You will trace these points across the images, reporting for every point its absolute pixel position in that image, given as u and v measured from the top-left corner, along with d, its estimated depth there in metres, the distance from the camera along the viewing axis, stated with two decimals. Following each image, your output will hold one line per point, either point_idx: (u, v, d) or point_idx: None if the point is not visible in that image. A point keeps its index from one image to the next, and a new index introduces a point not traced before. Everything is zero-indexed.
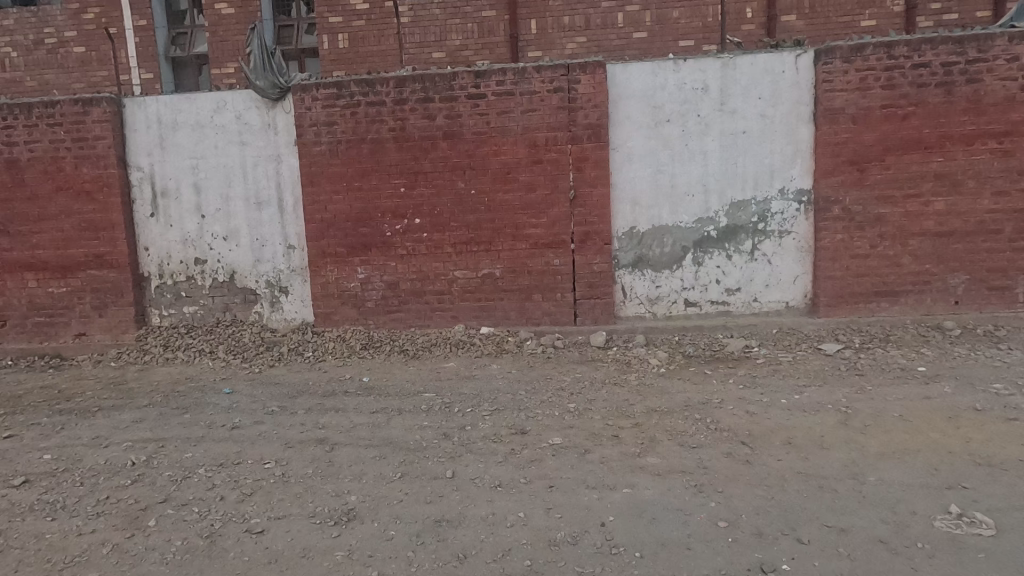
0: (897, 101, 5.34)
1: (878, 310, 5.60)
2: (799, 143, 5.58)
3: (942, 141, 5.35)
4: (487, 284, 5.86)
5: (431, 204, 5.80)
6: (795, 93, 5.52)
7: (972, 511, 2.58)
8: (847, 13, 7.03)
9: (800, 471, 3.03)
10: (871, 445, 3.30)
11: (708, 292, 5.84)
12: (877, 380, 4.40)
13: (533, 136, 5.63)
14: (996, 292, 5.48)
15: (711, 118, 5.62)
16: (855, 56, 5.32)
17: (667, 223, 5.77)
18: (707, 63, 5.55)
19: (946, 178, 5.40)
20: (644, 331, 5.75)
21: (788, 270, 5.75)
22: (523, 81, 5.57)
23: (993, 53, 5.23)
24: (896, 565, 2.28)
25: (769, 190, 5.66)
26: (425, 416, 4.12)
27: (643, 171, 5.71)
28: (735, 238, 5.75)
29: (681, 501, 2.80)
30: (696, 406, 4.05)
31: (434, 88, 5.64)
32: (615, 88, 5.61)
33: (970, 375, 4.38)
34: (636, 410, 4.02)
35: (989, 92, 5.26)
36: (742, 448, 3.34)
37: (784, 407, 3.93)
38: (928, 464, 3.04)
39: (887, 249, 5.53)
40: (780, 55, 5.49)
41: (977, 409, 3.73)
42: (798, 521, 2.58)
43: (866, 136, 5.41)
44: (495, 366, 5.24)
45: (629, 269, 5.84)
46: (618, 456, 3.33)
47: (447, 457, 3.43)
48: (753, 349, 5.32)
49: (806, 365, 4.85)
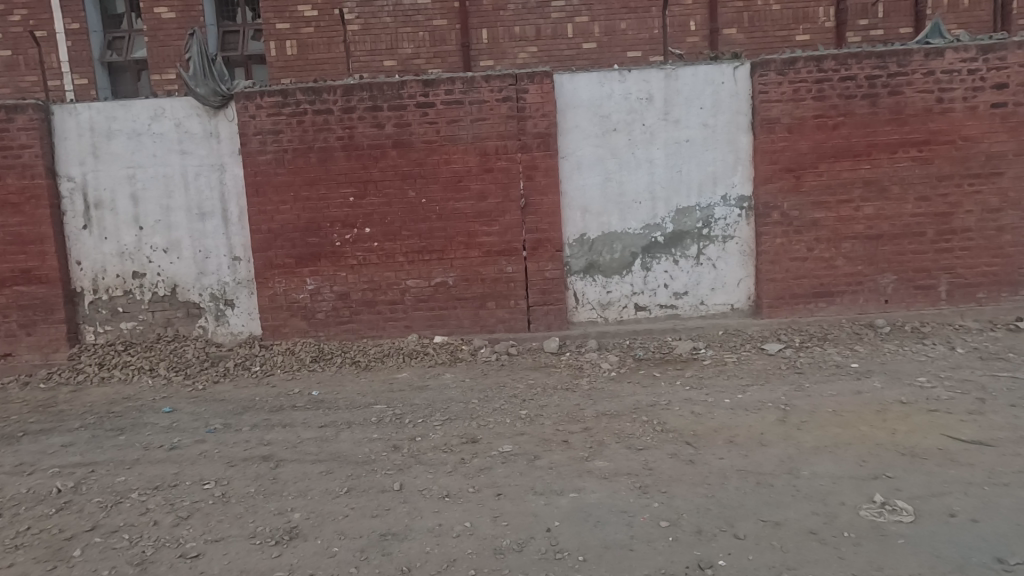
0: (828, 112, 5.63)
1: (816, 310, 5.87)
2: (740, 151, 5.80)
3: (869, 149, 5.68)
4: (440, 293, 5.84)
5: (382, 213, 5.75)
6: (734, 103, 5.74)
7: (894, 499, 2.73)
8: (784, 28, 7.38)
9: (740, 469, 3.13)
10: (806, 440, 3.45)
11: (657, 296, 5.98)
12: (814, 377, 4.60)
13: (483, 145, 5.66)
14: (921, 291, 5.83)
15: (656, 127, 5.78)
16: (788, 69, 5.59)
17: (617, 230, 5.89)
18: (651, 74, 5.71)
19: (874, 185, 5.72)
20: (596, 335, 5.84)
21: (733, 273, 5.95)
22: (472, 90, 5.60)
23: (911, 67, 5.59)
24: (824, 555, 2.38)
25: (713, 196, 5.86)
26: (375, 428, 4.06)
27: (592, 178, 5.82)
28: (682, 243, 5.91)
29: (626, 502, 2.85)
30: (645, 408, 4.14)
31: (383, 96, 5.60)
32: (563, 97, 5.70)
33: (898, 369, 4.64)
34: (587, 415, 4.08)
35: (909, 104, 5.62)
36: (686, 448, 3.44)
37: (728, 406, 4.06)
38: (858, 456, 3.20)
39: (823, 252, 5.80)
40: (719, 67, 5.70)
41: (904, 401, 3.95)
42: (735, 517, 2.67)
43: (801, 144, 5.67)
44: (449, 375, 5.22)
45: (581, 275, 5.92)
46: (567, 461, 3.37)
47: (396, 470, 3.38)
48: (700, 350, 5.47)
49: (749, 365, 5.02)
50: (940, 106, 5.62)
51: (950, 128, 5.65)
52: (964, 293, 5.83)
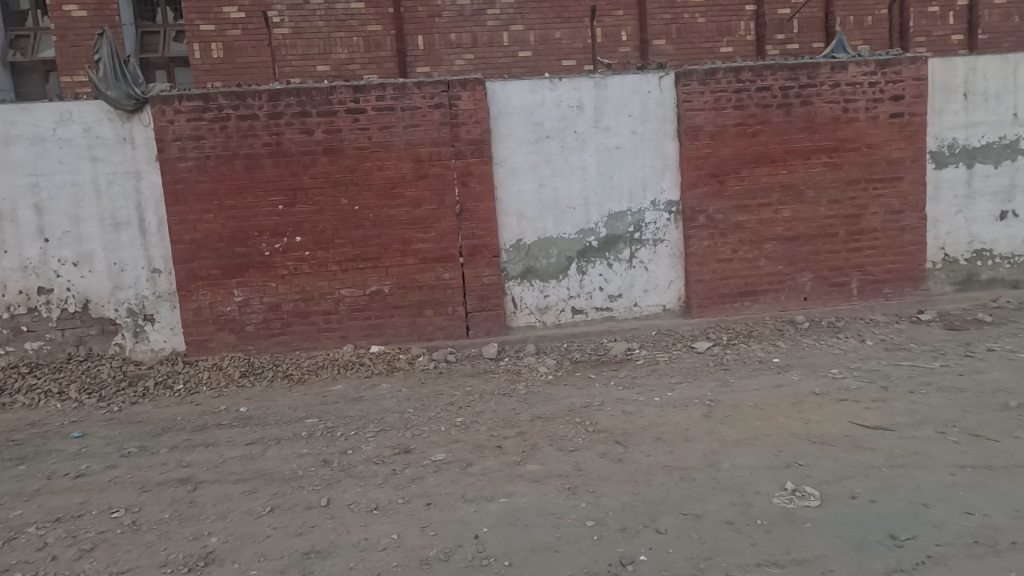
0: (747, 121, 5.93)
1: (742, 309, 6.15)
2: (667, 158, 6.01)
3: (785, 156, 6.02)
4: (376, 302, 5.73)
5: (313, 221, 5.59)
6: (661, 111, 5.95)
7: (803, 486, 2.88)
8: (709, 40, 7.72)
9: (665, 465, 3.23)
10: (729, 434, 3.60)
11: (593, 300, 6.10)
12: (739, 373, 4.82)
13: (417, 152, 5.62)
14: (835, 288, 6.23)
15: (587, 134, 5.91)
16: (709, 79, 5.85)
17: (552, 235, 5.97)
18: (581, 82, 5.84)
19: (791, 189, 6.07)
20: (535, 340, 5.89)
21: (664, 275, 6.15)
22: (404, 96, 5.56)
23: (820, 79, 5.97)
24: (738, 543, 2.49)
25: (643, 201, 6.03)
26: (305, 443, 3.93)
27: (526, 185, 5.88)
28: (615, 247, 6.06)
29: (555, 504, 2.89)
30: (579, 410, 4.21)
31: (311, 102, 5.45)
32: (496, 105, 5.74)
33: (815, 363, 4.92)
34: (523, 419, 4.10)
35: (819, 113, 6.01)
36: (616, 447, 3.52)
37: (658, 404, 4.19)
38: (774, 446, 3.36)
39: (747, 253, 6.10)
40: (645, 76, 5.90)
41: (818, 393, 4.19)
42: (658, 512, 2.75)
43: (723, 151, 5.95)
44: (385, 385, 5.12)
45: (518, 280, 5.96)
46: (499, 466, 3.37)
47: (325, 485, 3.28)
48: (635, 351, 5.62)
49: (679, 363, 5.20)
50: (846, 116, 6.04)
51: (855, 136, 6.08)
52: (872, 289, 6.27)
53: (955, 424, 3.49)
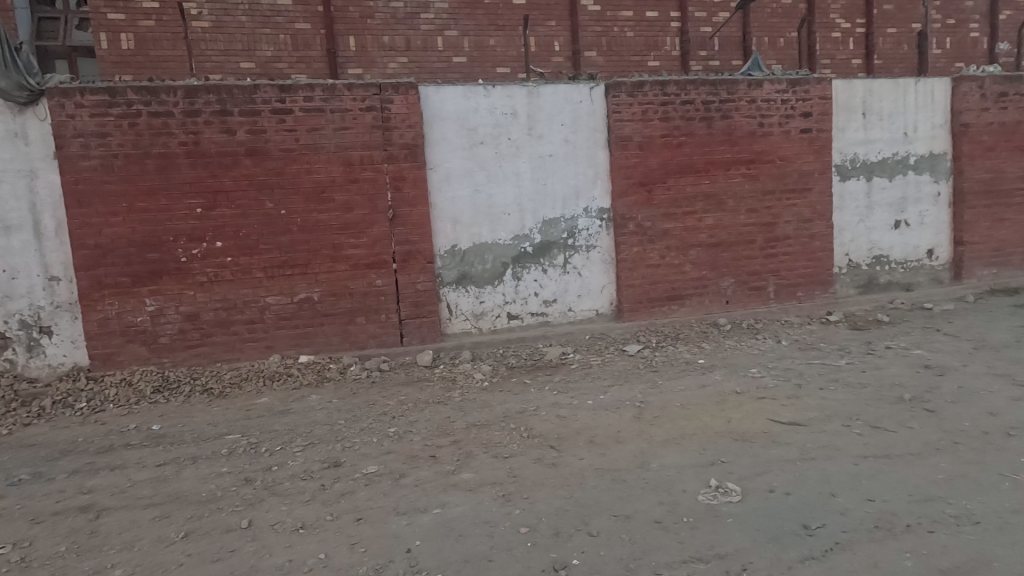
0: (673, 132, 6.20)
1: (670, 312, 6.39)
2: (598, 166, 6.17)
3: (708, 166, 6.34)
4: (304, 310, 5.50)
5: (235, 225, 5.30)
6: (592, 121, 6.10)
7: (726, 482, 3.02)
8: (638, 53, 8.01)
9: (597, 468, 3.29)
10: (658, 434, 3.72)
11: (528, 305, 6.14)
12: (667, 374, 5.00)
13: (348, 155, 5.46)
14: (754, 292, 6.61)
15: (521, 141, 5.97)
16: (637, 91, 6.07)
17: (487, 241, 5.96)
18: (514, 90, 5.88)
19: (713, 199, 6.39)
20: (470, 346, 5.84)
21: (597, 281, 6.28)
22: (333, 98, 5.39)
23: (738, 96, 6.34)
24: (666, 541, 2.56)
25: (576, 208, 6.15)
26: (225, 461, 3.70)
27: (461, 191, 5.85)
28: (550, 253, 6.13)
29: (488, 513, 2.86)
30: (514, 415, 4.22)
31: (232, 100, 5.18)
32: (429, 109, 5.68)
33: (737, 363, 5.19)
34: (457, 427, 4.06)
35: (738, 127, 6.37)
36: (550, 452, 3.55)
37: (590, 408, 4.27)
38: (699, 445, 3.51)
39: (674, 259, 6.35)
40: (577, 86, 6.03)
41: (739, 392, 4.42)
42: (590, 515, 2.79)
43: (651, 161, 6.18)
44: (315, 396, 4.92)
45: (453, 286, 5.91)
46: (433, 476, 3.31)
47: (246, 505, 3.10)
48: (569, 355, 5.71)
49: (611, 367, 5.33)
50: (762, 130, 6.45)
51: (770, 149, 6.50)
52: (787, 292, 6.71)
53: (859, 417, 3.77)
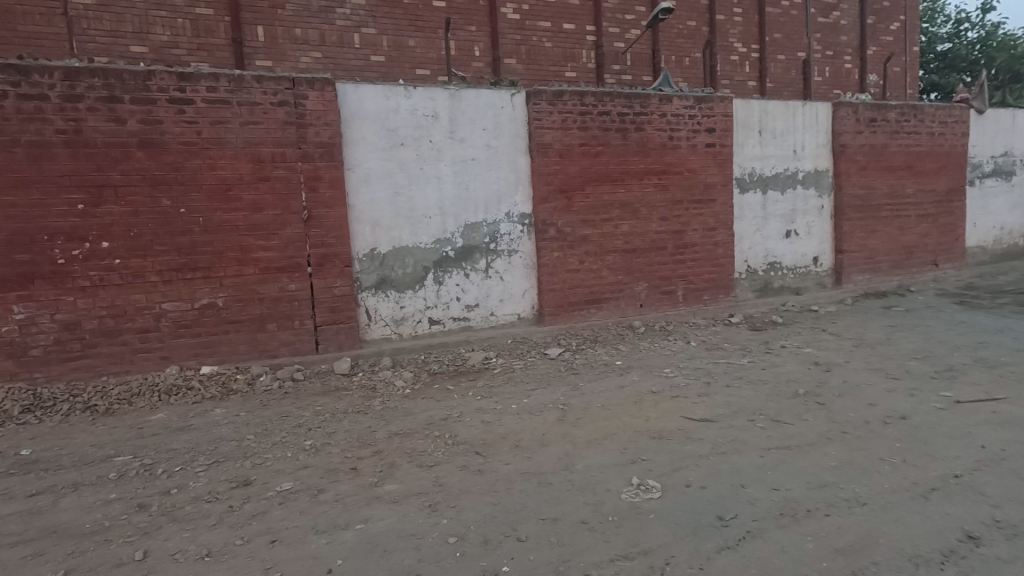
0: (591, 142, 6.40)
1: (589, 316, 6.58)
2: (520, 172, 6.23)
3: (623, 176, 6.61)
4: (207, 317, 5.08)
5: (126, 224, 4.79)
6: (513, 127, 6.16)
7: (646, 479, 3.14)
8: (556, 63, 8.20)
9: (523, 472, 3.29)
10: (580, 435, 3.80)
11: (450, 310, 6.06)
12: (587, 376, 5.14)
13: (257, 151, 5.13)
14: (665, 296, 6.97)
15: (443, 144, 5.90)
16: (557, 100, 6.21)
17: (408, 244, 5.82)
18: (436, 92, 5.81)
19: (628, 207, 6.67)
20: (391, 353, 5.67)
21: (518, 285, 6.34)
22: (240, 89, 5.05)
23: (651, 109, 6.67)
24: (593, 541, 2.60)
25: (498, 213, 6.17)
26: (114, 487, 3.32)
27: (380, 192, 5.67)
28: (471, 258, 6.10)
29: (415, 525, 2.78)
30: (438, 423, 4.14)
31: (122, 86, 4.69)
32: (347, 107, 5.47)
33: (651, 364, 5.43)
34: (378, 437, 3.91)
35: (650, 139, 6.71)
36: (476, 458, 3.51)
37: (514, 412, 4.28)
38: (620, 444, 3.62)
39: (592, 264, 6.55)
40: (499, 92, 6.07)
41: (654, 391, 4.62)
42: (518, 520, 2.79)
43: (570, 169, 6.34)
44: (219, 410, 4.55)
45: (372, 291, 5.71)
46: (354, 490, 3.16)
47: (140, 535, 2.79)
48: (491, 359, 5.71)
49: (534, 370, 5.39)
50: (671, 143, 6.83)
51: (679, 161, 6.90)
52: (694, 296, 7.13)
53: (761, 412, 4.07)
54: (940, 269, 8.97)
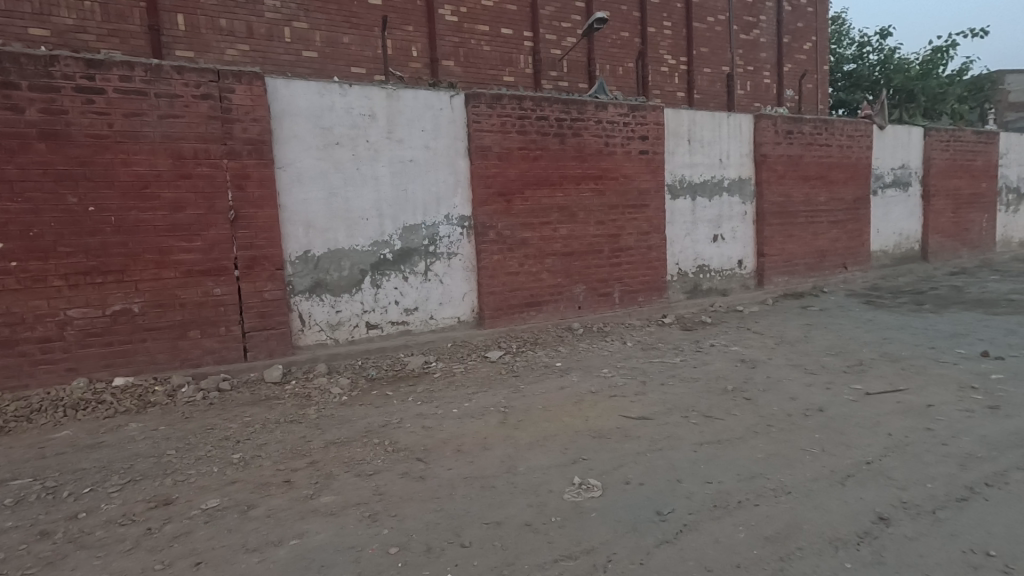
0: (530, 146, 6.46)
1: (528, 318, 6.63)
2: (459, 174, 6.19)
3: (561, 180, 6.72)
4: (120, 324, 4.69)
5: (24, 222, 4.35)
6: (452, 129, 6.12)
7: (587, 478, 3.19)
8: (494, 67, 8.22)
9: (466, 477, 3.26)
10: (522, 437, 3.81)
11: (388, 313, 5.92)
12: (528, 378, 5.17)
13: (178, 147, 4.81)
14: (602, 298, 7.14)
15: (380, 144, 5.76)
16: (496, 103, 6.23)
17: (343, 247, 5.64)
18: (373, 91, 5.67)
19: (566, 210, 6.78)
20: (326, 359, 5.46)
21: (458, 288, 6.29)
22: (158, 80, 4.71)
23: (587, 116, 6.82)
24: (537, 543, 2.61)
25: (437, 215, 6.10)
26: (10, 514, 2.99)
27: (314, 193, 5.46)
28: (410, 260, 5.99)
29: (354, 537, 2.68)
30: (377, 430, 4.03)
31: (19, 71, 4.26)
32: (278, 103, 5.23)
33: (590, 364, 5.54)
34: (314, 447, 3.76)
35: (587, 145, 6.86)
36: (417, 464, 3.44)
37: (456, 416, 4.23)
38: (561, 445, 3.66)
39: (532, 267, 6.61)
40: (437, 94, 6.01)
41: (593, 391, 4.71)
42: (461, 526, 2.75)
43: (510, 172, 6.37)
44: (135, 424, 4.22)
45: (306, 295, 5.48)
46: (288, 504, 3.01)
47: (43, 566, 2.53)
48: (431, 363, 5.62)
49: (474, 373, 5.36)
50: (607, 149, 7.02)
51: (614, 167, 7.10)
52: (629, 298, 7.35)
53: (694, 409, 4.24)
54: (849, 271, 9.72)
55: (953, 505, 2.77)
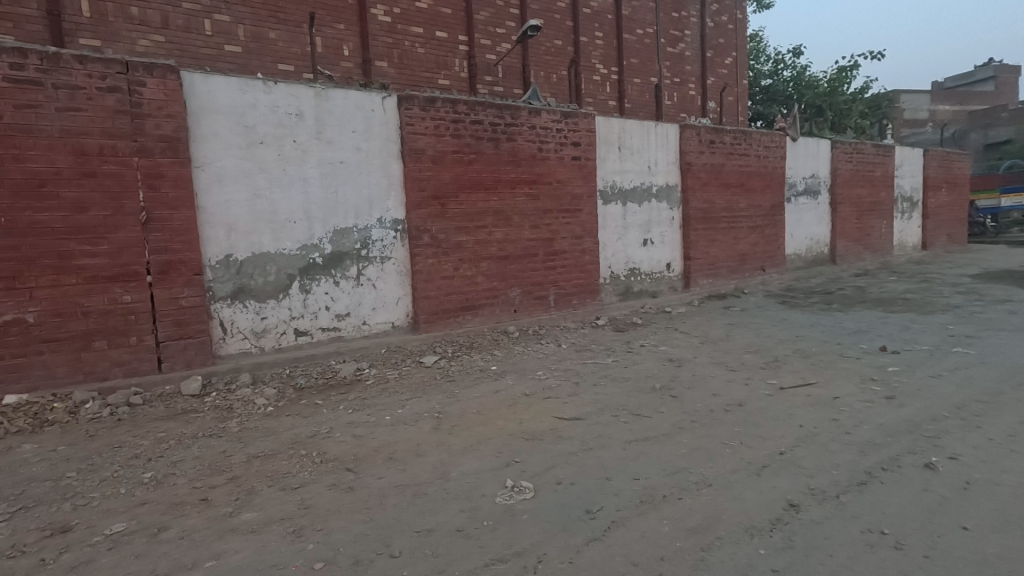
0: (464, 150, 6.45)
1: (464, 322, 6.60)
2: (392, 177, 6.09)
3: (495, 184, 6.75)
4: (12, 336, 4.26)
5: None
6: (385, 131, 6.01)
7: (520, 481, 3.21)
8: (429, 70, 8.15)
9: (397, 485, 3.20)
10: (456, 442, 3.78)
11: (318, 320, 5.72)
12: (463, 383, 5.14)
13: (80, 143, 4.44)
14: (537, 301, 7.23)
15: (308, 144, 5.57)
16: (429, 106, 6.18)
17: (269, 251, 5.40)
18: (300, 90, 5.48)
19: (501, 214, 6.82)
20: (250, 368, 5.20)
21: (392, 293, 6.17)
22: (57, 70, 4.34)
23: (521, 121, 6.89)
24: (469, 548, 2.59)
25: (369, 219, 5.96)
26: None
27: (237, 194, 5.20)
28: (341, 264, 5.82)
29: (276, 554, 2.56)
30: (305, 440, 3.88)
31: None
32: (195, 99, 4.95)
33: (525, 367, 5.59)
34: (235, 461, 3.56)
35: (520, 149, 6.93)
36: (346, 475, 3.34)
37: (388, 424, 4.14)
38: (495, 449, 3.66)
39: (467, 271, 6.59)
40: (369, 95, 5.88)
41: (527, 394, 4.75)
42: (391, 536, 2.69)
43: (443, 176, 6.33)
44: (29, 446, 3.84)
45: (227, 301, 5.20)
46: (204, 524, 2.83)
47: None
48: (364, 370, 5.47)
49: (409, 379, 5.27)
50: (541, 154, 7.12)
51: (548, 172, 7.21)
52: (564, 301, 7.49)
53: (624, 408, 4.36)
54: (767, 273, 10.35)
55: (854, 489, 3.00)
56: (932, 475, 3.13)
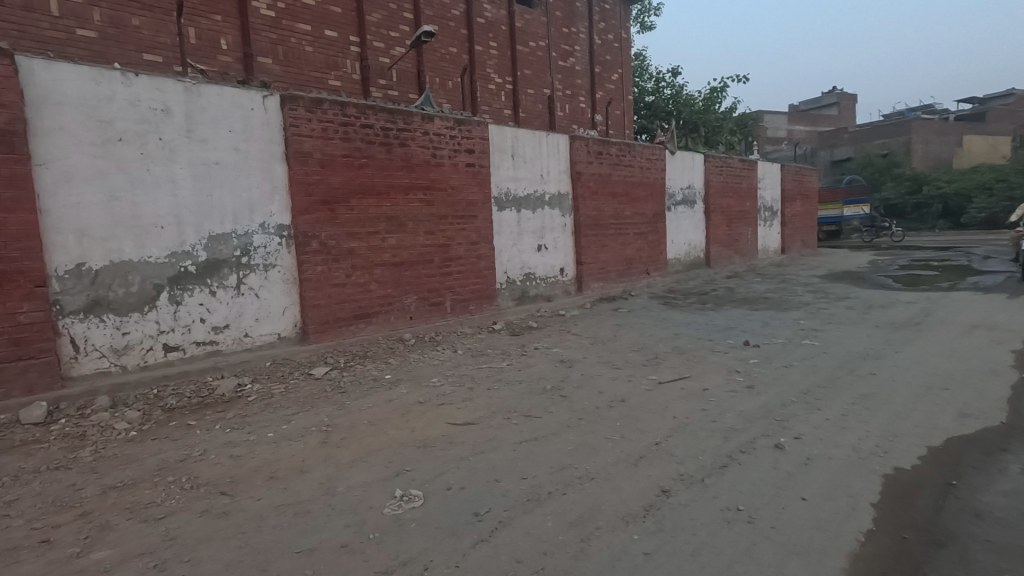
0: (354, 154, 6.27)
1: (357, 331, 6.39)
2: (275, 180, 5.77)
3: (388, 190, 6.63)
4: None
5: None
6: (266, 132, 5.69)
7: (409, 489, 3.18)
8: (317, 69, 7.83)
9: (277, 505, 3.03)
10: (345, 455, 3.66)
11: (192, 333, 5.26)
12: (355, 394, 4.98)
13: None
14: (434, 307, 7.19)
15: (177, 143, 5.12)
16: (316, 108, 5.94)
17: (130, 258, 4.88)
18: (166, 84, 5.04)
19: (394, 220, 6.71)
20: (109, 390, 4.66)
21: (277, 302, 5.83)
22: None
23: (414, 126, 6.84)
24: (353, 564, 2.52)
25: (249, 224, 5.59)
26: None
27: (90, 195, 4.65)
28: (218, 273, 5.41)
29: None
30: (173, 465, 3.55)
31: None
32: (34, 88, 4.37)
33: (419, 374, 5.54)
34: (87, 494, 3.19)
35: (413, 155, 6.87)
36: (221, 499, 3.11)
37: (271, 441, 3.92)
38: (385, 459, 3.59)
39: (359, 278, 6.39)
40: (247, 92, 5.54)
41: (422, 401, 4.71)
42: (269, 559, 2.55)
43: (332, 180, 6.11)
44: None
45: (80, 316, 4.63)
46: (44, 569, 2.51)
47: None
48: (246, 386, 5.12)
49: (296, 393, 5.01)
50: (435, 160, 7.11)
51: (443, 179, 7.22)
52: (461, 306, 7.51)
53: (516, 410, 4.45)
54: (652, 277, 11.08)
55: (716, 472, 3.31)
56: (780, 454, 3.53)
